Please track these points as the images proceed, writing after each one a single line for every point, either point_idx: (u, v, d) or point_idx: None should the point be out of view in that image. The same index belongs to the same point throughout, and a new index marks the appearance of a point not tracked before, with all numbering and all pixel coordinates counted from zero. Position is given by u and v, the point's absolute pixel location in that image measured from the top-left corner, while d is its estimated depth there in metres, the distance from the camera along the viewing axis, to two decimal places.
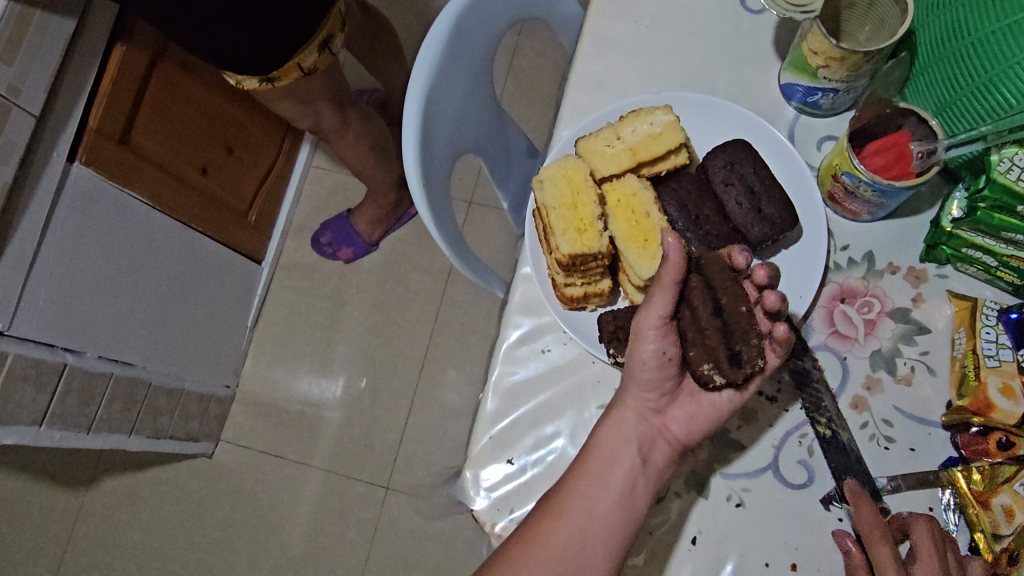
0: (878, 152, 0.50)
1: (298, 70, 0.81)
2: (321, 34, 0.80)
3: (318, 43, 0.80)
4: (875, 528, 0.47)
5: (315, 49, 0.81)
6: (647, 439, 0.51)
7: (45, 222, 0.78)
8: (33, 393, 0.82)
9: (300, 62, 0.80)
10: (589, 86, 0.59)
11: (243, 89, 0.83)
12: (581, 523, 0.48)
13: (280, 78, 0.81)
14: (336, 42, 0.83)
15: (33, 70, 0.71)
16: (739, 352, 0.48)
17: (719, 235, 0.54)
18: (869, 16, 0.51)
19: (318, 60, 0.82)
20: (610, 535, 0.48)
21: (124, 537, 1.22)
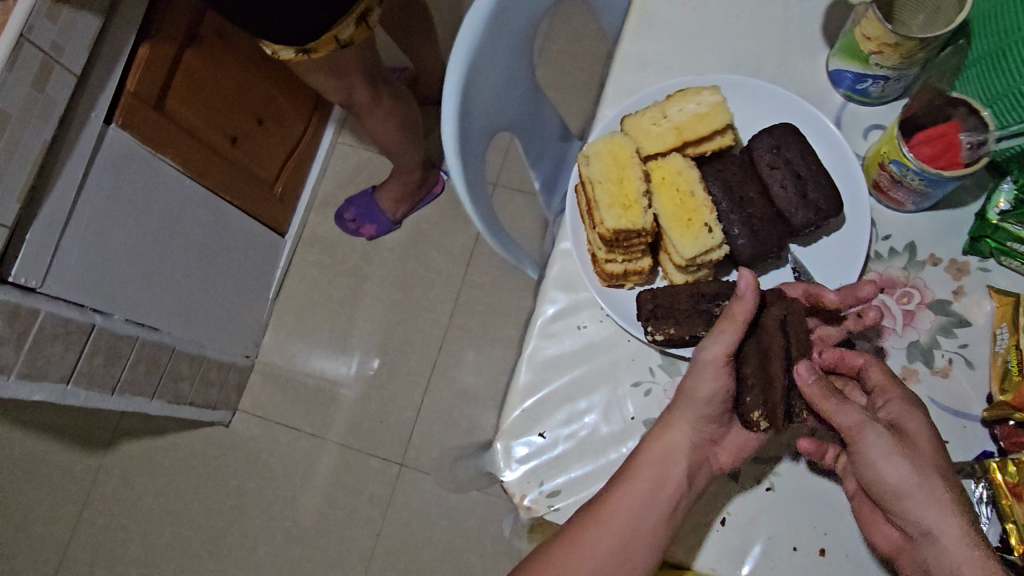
0: (927, 141, 0.49)
1: (336, 43, 0.81)
2: (359, 8, 0.79)
3: (355, 17, 0.80)
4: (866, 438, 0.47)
5: (352, 23, 0.80)
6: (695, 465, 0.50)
7: (80, 182, 0.79)
8: (61, 351, 0.83)
9: (337, 35, 0.80)
10: (634, 65, 0.59)
11: (278, 60, 0.83)
12: (619, 536, 0.49)
13: (317, 49, 0.80)
14: (372, 17, 0.83)
15: (76, 29, 0.71)
16: (793, 406, 0.50)
17: (764, 218, 0.53)
18: (923, 4, 0.51)
19: (354, 34, 0.82)
20: (647, 550, 0.49)
21: (140, 501, 1.24)
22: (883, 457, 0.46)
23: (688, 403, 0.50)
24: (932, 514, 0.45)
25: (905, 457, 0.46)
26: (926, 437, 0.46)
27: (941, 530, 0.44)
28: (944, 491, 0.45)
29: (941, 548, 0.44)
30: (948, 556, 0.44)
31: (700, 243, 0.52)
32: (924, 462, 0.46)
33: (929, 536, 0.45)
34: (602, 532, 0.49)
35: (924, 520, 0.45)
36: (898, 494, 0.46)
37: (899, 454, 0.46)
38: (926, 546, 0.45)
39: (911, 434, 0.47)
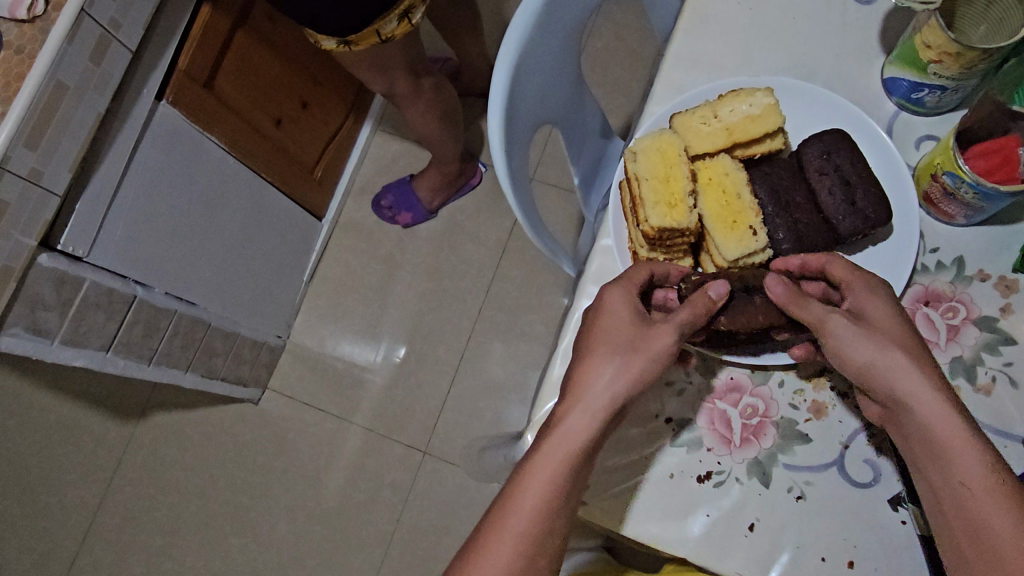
0: (982, 155, 0.49)
1: (377, 36, 0.81)
2: (403, 5, 0.79)
3: (399, 12, 0.79)
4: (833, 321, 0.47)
5: (395, 18, 0.80)
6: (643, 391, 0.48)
7: (129, 157, 0.80)
8: (103, 320, 0.85)
9: (379, 29, 0.80)
10: (685, 64, 0.59)
11: (321, 48, 0.84)
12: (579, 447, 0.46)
13: (358, 42, 0.81)
14: (416, 13, 0.82)
15: (133, 8, 0.73)
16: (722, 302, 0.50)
17: (811, 224, 0.53)
18: (986, 15, 0.50)
19: (397, 29, 0.81)
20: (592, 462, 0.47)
21: (168, 472, 1.26)
22: (850, 339, 0.47)
23: (650, 332, 0.48)
24: (912, 382, 0.45)
25: (869, 335, 0.47)
26: (890, 318, 0.47)
27: (918, 393, 0.45)
28: (908, 360, 0.46)
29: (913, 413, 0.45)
30: (925, 413, 0.44)
31: (744, 245, 0.52)
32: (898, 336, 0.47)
33: (905, 404, 0.45)
34: (559, 455, 0.45)
35: (904, 387, 0.45)
36: (867, 370, 0.47)
37: (863, 335, 0.47)
38: (903, 415, 0.46)
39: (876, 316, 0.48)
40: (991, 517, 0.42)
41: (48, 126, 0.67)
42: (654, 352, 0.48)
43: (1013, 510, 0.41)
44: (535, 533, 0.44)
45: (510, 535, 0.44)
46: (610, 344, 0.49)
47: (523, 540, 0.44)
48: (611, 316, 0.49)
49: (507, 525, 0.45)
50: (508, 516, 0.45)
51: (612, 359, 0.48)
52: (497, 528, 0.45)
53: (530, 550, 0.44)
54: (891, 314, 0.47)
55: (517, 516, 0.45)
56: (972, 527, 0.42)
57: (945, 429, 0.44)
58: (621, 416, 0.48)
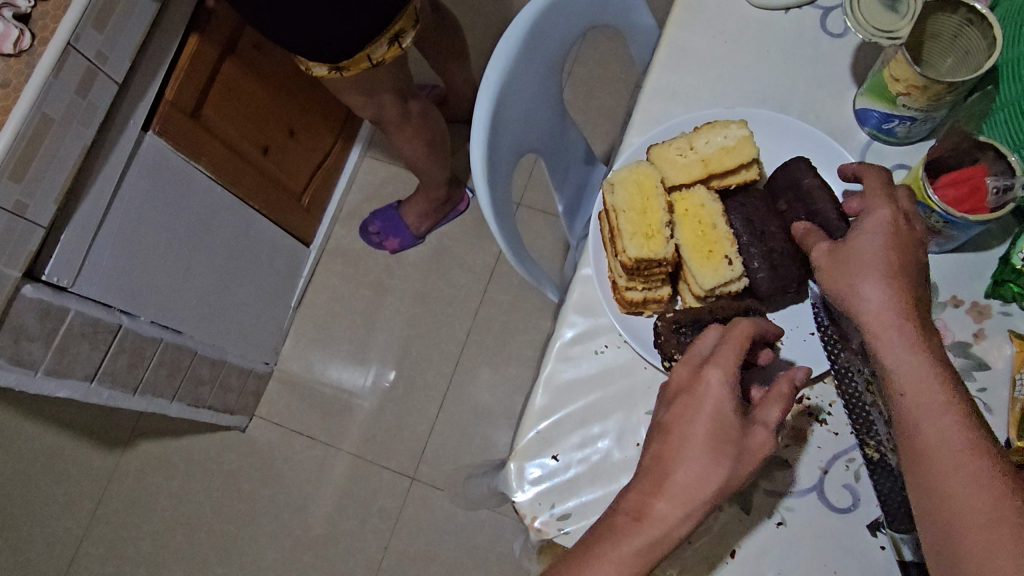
0: (952, 184, 0.50)
1: (368, 62, 0.82)
2: (393, 29, 0.80)
3: (389, 36, 0.81)
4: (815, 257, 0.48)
5: (385, 43, 0.81)
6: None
7: (115, 187, 0.81)
8: (88, 350, 0.85)
9: (369, 54, 0.81)
10: (663, 95, 0.60)
11: (311, 75, 0.84)
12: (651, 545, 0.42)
13: (349, 66, 0.82)
14: (406, 38, 0.83)
15: (120, 41, 0.73)
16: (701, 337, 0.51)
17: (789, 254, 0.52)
18: (952, 48, 0.51)
19: (387, 54, 0.83)
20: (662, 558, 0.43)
21: (154, 501, 1.25)
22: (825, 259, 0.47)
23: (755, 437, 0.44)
24: (882, 313, 0.44)
25: (844, 254, 0.46)
26: (886, 241, 0.45)
27: (891, 347, 0.43)
28: (871, 271, 0.45)
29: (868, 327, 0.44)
30: (875, 323, 0.44)
31: (720, 275, 0.52)
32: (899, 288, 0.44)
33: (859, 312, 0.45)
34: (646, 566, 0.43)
35: (886, 346, 0.43)
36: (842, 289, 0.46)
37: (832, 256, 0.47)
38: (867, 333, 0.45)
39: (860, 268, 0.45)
40: (936, 448, 0.40)
41: (33, 157, 0.67)
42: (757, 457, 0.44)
43: (959, 435, 0.40)
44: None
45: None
46: (713, 445, 0.43)
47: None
48: (710, 412, 0.44)
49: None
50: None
51: (714, 465, 0.43)
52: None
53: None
54: (882, 237, 0.45)
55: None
56: (916, 452, 0.41)
57: (917, 392, 0.42)
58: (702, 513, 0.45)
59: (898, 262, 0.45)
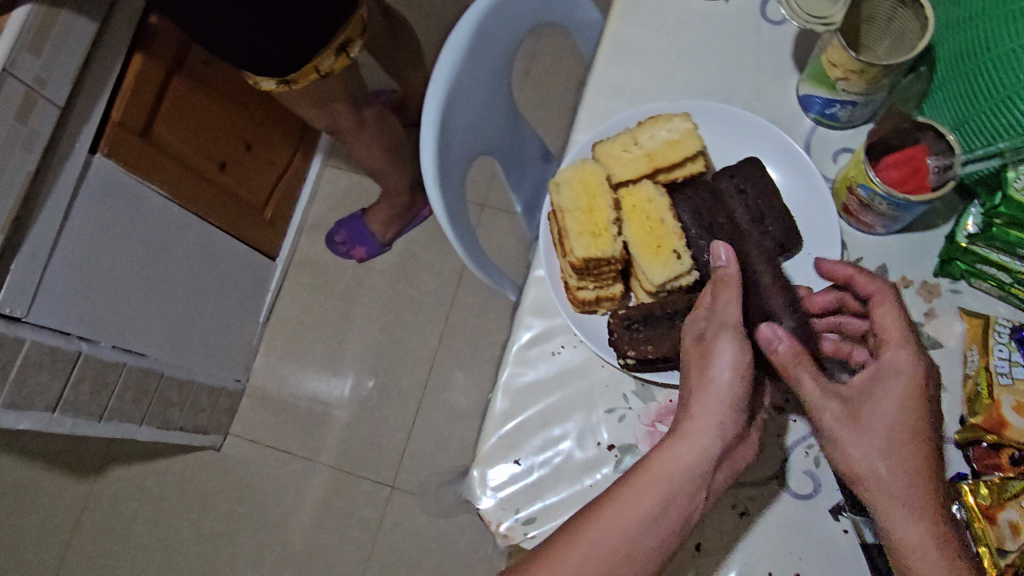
0: (895, 165, 0.50)
1: (316, 73, 0.80)
2: (338, 39, 0.79)
3: (335, 47, 0.79)
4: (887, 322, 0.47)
5: (332, 53, 0.79)
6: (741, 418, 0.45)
7: (65, 213, 0.79)
8: (47, 380, 0.83)
9: (316, 65, 0.79)
10: (608, 91, 0.60)
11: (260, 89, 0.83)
12: (648, 489, 0.43)
13: (297, 79, 0.80)
14: (354, 48, 0.82)
15: (58, 64, 0.72)
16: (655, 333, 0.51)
17: (787, 301, 0.49)
18: (888, 31, 0.52)
19: (335, 64, 0.81)
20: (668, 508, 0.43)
21: (130, 527, 1.23)
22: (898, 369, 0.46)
23: (710, 352, 0.46)
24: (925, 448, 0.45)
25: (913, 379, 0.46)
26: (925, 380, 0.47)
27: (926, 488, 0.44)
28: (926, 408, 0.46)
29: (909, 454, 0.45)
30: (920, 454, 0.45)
31: (669, 270, 0.53)
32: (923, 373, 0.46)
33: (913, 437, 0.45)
34: (652, 495, 0.43)
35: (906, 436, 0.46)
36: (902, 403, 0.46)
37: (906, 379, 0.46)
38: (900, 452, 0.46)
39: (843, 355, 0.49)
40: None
41: None
42: (724, 369, 0.45)
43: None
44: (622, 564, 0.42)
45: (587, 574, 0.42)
46: (689, 377, 0.47)
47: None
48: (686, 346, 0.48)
49: (583, 562, 0.42)
50: (581, 550, 0.43)
51: (693, 392, 0.45)
52: (567, 557, 0.43)
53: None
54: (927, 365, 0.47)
55: (599, 554, 0.42)
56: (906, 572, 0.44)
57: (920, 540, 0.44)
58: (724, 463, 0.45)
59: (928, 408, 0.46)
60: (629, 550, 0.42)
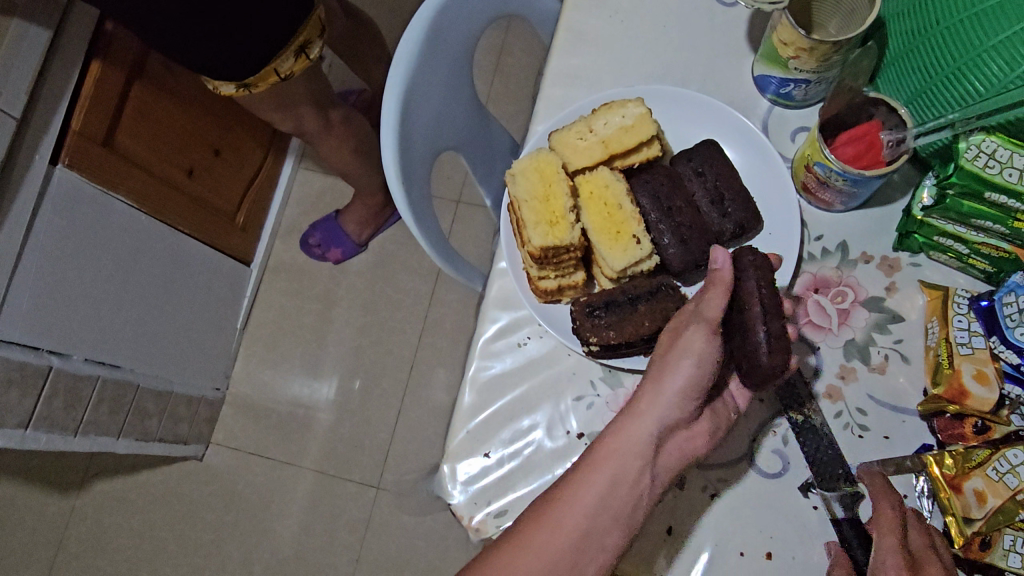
0: (849, 142, 0.50)
1: (275, 75, 0.79)
2: (298, 40, 0.78)
3: (294, 48, 0.78)
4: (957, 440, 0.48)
5: (291, 54, 0.79)
6: (698, 402, 0.46)
7: (26, 228, 0.78)
8: (17, 397, 0.82)
9: (276, 67, 0.78)
10: (565, 80, 0.60)
11: (219, 95, 0.82)
12: (607, 468, 0.44)
13: (256, 82, 0.80)
14: (314, 48, 0.81)
15: (10, 76, 0.71)
16: (620, 318, 0.51)
17: (761, 313, 0.47)
18: (838, 8, 0.52)
19: (295, 66, 0.80)
20: (623, 484, 0.44)
21: (115, 541, 1.22)
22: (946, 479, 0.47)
23: (678, 339, 0.47)
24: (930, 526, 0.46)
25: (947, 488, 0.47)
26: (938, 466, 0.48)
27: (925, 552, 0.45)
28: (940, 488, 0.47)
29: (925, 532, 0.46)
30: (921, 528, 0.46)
31: (629, 255, 0.53)
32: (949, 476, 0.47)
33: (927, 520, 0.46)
34: (608, 473, 0.44)
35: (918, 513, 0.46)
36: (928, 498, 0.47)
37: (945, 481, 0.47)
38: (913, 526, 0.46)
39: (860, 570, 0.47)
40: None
41: None
42: (690, 352, 0.46)
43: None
44: (586, 542, 0.43)
45: (552, 556, 0.42)
46: (653, 365, 0.48)
47: (568, 559, 0.42)
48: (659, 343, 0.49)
49: (549, 542, 0.42)
50: (545, 530, 0.42)
51: (653, 375, 0.47)
52: (537, 538, 0.42)
53: (576, 560, 0.42)
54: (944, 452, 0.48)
55: (563, 534, 0.42)
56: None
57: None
58: (671, 441, 0.46)
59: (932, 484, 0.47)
60: (589, 529, 0.43)
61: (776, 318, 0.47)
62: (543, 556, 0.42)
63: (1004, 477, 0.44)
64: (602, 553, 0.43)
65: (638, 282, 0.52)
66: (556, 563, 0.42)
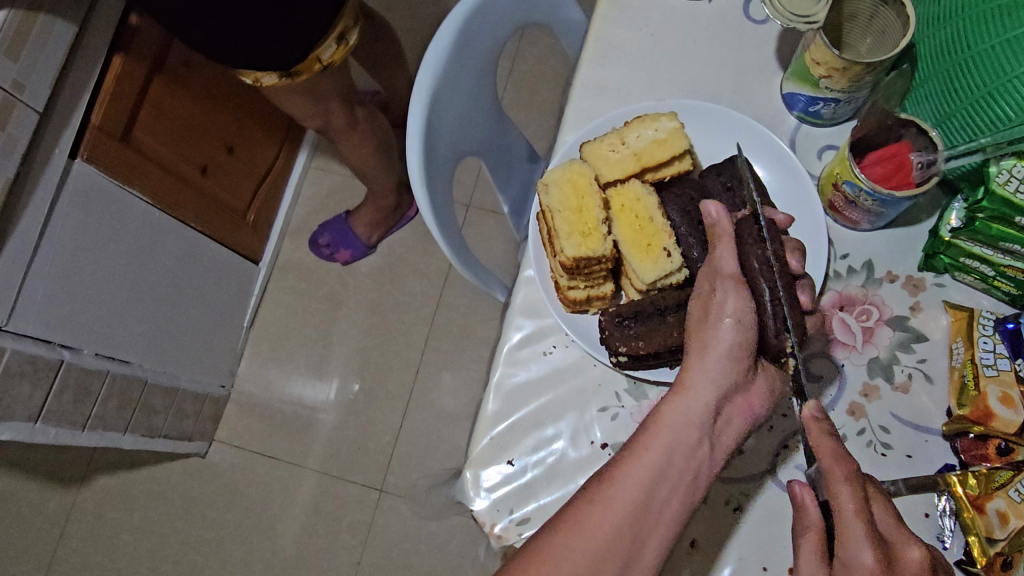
0: (879, 161, 0.51)
1: (319, 64, 0.80)
2: (337, 29, 0.78)
3: (335, 36, 0.78)
4: (838, 465, 0.44)
5: (332, 43, 0.79)
6: (745, 362, 0.46)
7: (44, 221, 0.78)
8: (29, 390, 0.82)
9: (318, 56, 0.79)
10: (594, 92, 0.61)
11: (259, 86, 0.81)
12: (664, 445, 0.44)
13: (300, 72, 0.79)
14: (352, 35, 0.81)
15: (36, 68, 0.71)
16: (650, 327, 0.51)
17: (771, 286, 0.47)
18: (870, 28, 0.52)
19: (335, 54, 0.80)
20: (679, 457, 0.44)
21: (115, 537, 1.22)
22: (850, 501, 0.43)
23: (710, 305, 0.47)
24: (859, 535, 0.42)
25: (858, 511, 0.42)
26: (849, 487, 0.43)
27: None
28: (847, 496, 0.43)
29: (850, 567, 0.42)
30: (860, 546, 0.41)
31: (659, 267, 0.53)
32: (841, 482, 0.43)
33: (852, 557, 0.42)
34: (658, 445, 0.44)
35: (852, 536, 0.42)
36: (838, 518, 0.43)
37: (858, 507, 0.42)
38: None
39: (813, 536, 0.44)
40: None
41: None
42: (726, 314, 0.46)
43: None
44: (643, 517, 0.43)
45: (608, 532, 0.43)
46: (696, 335, 0.47)
47: (624, 535, 0.43)
48: (693, 311, 0.49)
49: (605, 519, 0.43)
50: (600, 509, 0.43)
51: (698, 349, 0.46)
52: (593, 516, 0.43)
53: (633, 535, 0.43)
54: (836, 459, 0.44)
55: (618, 511, 0.43)
56: None
57: None
58: (733, 403, 0.46)
59: (845, 488, 0.43)
60: (647, 504, 0.43)
61: (788, 287, 0.47)
62: (600, 535, 0.42)
63: None
64: (660, 526, 0.43)
65: (668, 295, 0.52)
66: (614, 540, 0.42)
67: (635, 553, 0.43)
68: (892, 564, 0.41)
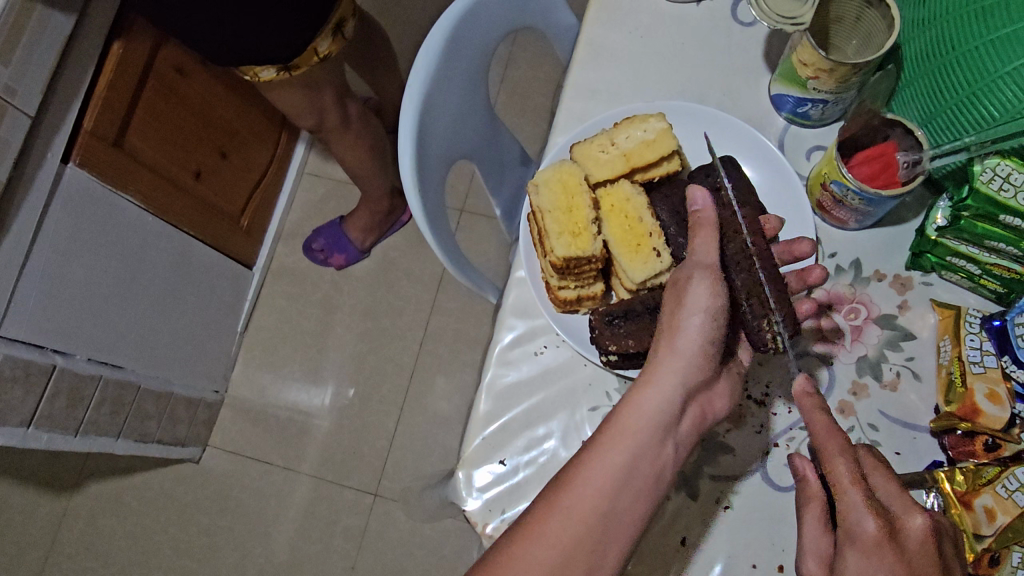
0: (865, 161, 0.51)
1: (315, 57, 0.79)
2: (334, 18, 0.78)
3: (331, 28, 0.78)
4: (831, 437, 0.45)
5: (329, 35, 0.78)
6: (710, 364, 0.47)
7: (36, 226, 0.78)
8: (21, 395, 0.82)
9: (316, 48, 0.78)
10: (585, 94, 0.61)
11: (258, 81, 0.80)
12: (630, 447, 0.44)
13: (298, 65, 0.79)
14: (347, 27, 0.81)
15: (28, 73, 0.71)
16: (638, 326, 0.52)
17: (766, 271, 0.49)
18: (857, 29, 0.53)
19: (332, 46, 0.80)
20: (643, 461, 0.44)
21: (108, 543, 1.21)
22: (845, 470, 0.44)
23: (684, 293, 0.48)
24: (856, 503, 0.43)
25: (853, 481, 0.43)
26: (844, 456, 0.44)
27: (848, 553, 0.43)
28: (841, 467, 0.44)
29: (851, 537, 0.43)
30: (859, 515, 0.43)
31: (649, 266, 0.54)
32: (836, 450, 0.45)
33: (852, 525, 0.43)
34: (624, 448, 0.44)
35: (850, 505, 0.43)
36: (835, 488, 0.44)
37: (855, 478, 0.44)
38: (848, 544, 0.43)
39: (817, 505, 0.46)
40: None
41: None
42: (694, 313, 0.47)
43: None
44: (607, 522, 0.43)
45: (569, 537, 0.43)
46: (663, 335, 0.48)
47: (587, 538, 0.43)
48: (663, 310, 0.49)
49: (566, 524, 0.43)
50: (562, 514, 0.43)
51: (664, 351, 0.47)
52: (553, 521, 0.43)
53: (597, 541, 0.43)
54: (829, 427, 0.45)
55: (578, 517, 0.43)
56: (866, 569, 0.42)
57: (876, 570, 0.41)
58: (691, 405, 0.47)
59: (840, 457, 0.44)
60: (609, 509, 0.43)
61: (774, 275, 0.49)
62: (560, 540, 0.43)
63: (1014, 494, 0.45)
64: (624, 531, 0.44)
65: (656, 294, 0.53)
66: (582, 540, 0.43)
67: (599, 558, 0.43)
68: (893, 531, 0.42)
